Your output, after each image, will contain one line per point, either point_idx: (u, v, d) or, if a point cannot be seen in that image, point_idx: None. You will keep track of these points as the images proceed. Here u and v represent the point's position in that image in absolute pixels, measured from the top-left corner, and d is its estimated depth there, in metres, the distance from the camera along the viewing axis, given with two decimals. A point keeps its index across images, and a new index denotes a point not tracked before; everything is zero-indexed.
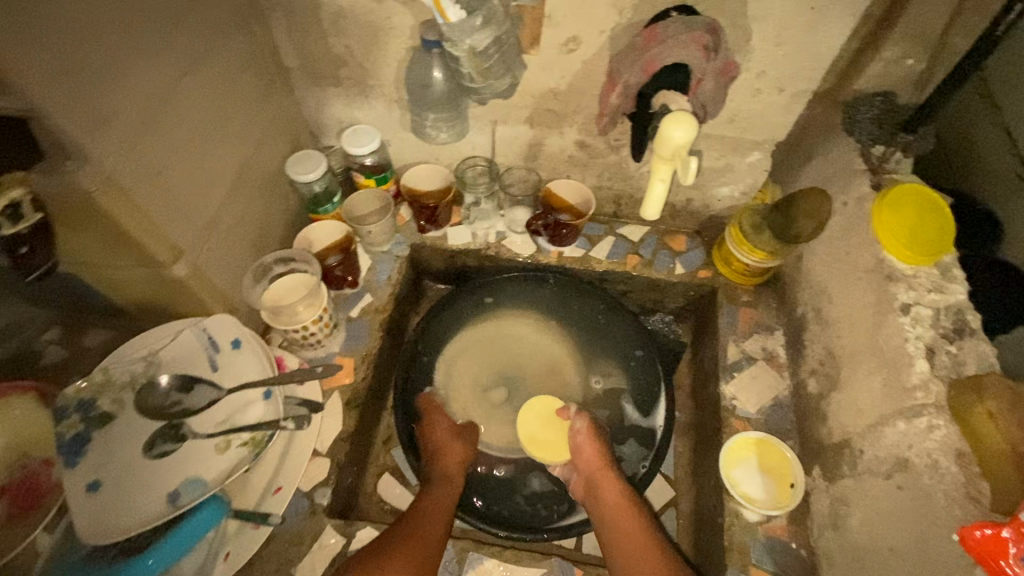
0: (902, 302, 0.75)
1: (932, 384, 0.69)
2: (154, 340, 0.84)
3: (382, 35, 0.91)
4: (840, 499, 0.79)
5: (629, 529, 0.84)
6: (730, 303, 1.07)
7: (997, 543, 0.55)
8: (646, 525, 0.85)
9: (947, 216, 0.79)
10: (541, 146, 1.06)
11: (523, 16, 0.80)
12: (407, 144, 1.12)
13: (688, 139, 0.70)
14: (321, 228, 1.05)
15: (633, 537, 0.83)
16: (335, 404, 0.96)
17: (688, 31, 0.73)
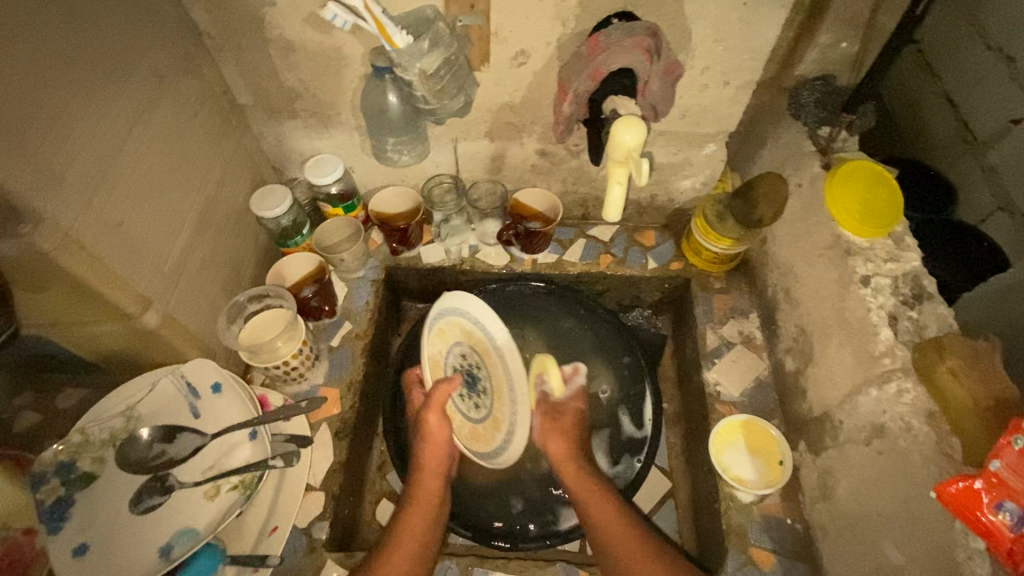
0: (861, 275, 0.79)
1: (898, 350, 0.72)
2: (132, 394, 0.83)
3: (334, 64, 0.92)
4: (827, 470, 0.82)
5: (603, 514, 0.78)
6: (703, 291, 1.10)
7: (971, 495, 0.59)
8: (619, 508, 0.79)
9: (894, 187, 0.83)
10: (504, 158, 1.07)
11: (470, 36, 0.82)
12: (372, 169, 1.13)
13: (639, 141, 0.73)
14: (293, 261, 1.04)
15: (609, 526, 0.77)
16: (324, 436, 0.95)
17: (630, 37, 0.75)
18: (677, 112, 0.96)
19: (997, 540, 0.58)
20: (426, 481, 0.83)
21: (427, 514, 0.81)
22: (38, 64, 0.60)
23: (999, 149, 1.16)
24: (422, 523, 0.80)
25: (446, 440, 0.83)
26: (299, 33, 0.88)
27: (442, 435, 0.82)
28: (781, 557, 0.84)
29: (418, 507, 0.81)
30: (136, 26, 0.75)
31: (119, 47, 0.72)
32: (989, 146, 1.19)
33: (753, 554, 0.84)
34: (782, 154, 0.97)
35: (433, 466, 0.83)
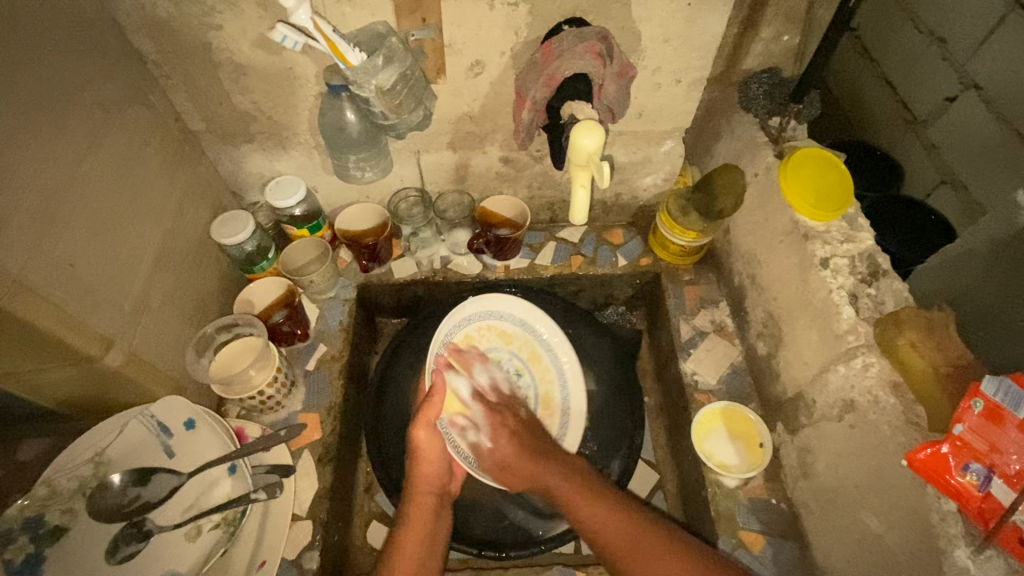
0: (820, 257, 0.82)
1: (860, 327, 0.75)
2: (100, 438, 0.79)
3: (288, 84, 0.91)
4: (805, 448, 0.84)
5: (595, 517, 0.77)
6: (674, 284, 1.12)
7: (940, 460, 0.62)
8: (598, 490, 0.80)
9: (844, 171, 0.86)
10: (468, 168, 1.07)
11: (424, 49, 0.82)
12: (335, 187, 1.11)
13: (597, 146, 0.74)
14: (261, 286, 1.02)
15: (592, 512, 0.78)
16: (306, 464, 0.93)
17: (581, 43, 0.76)
18: (633, 112, 0.98)
19: (966, 500, 0.61)
20: (422, 499, 0.83)
21: (424, 530, 0.81)
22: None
23: (938, 127, 1.23)
24: (420, 545, 0.79)
25: (440, 457, 0.85)
26: (248, 55, 0.86)
27: (433, 450, 0.84)
28: (769, 537, 0.86)
29: (412, 532, 0.80)
30: (75, 58, 0.72)
31: (60, 83, 0.69)
32: (929, 124, 1.25)
33: (742, 537, 0.86)
34: (737, 146, 1.00)
35: (428, 483, 0.85)
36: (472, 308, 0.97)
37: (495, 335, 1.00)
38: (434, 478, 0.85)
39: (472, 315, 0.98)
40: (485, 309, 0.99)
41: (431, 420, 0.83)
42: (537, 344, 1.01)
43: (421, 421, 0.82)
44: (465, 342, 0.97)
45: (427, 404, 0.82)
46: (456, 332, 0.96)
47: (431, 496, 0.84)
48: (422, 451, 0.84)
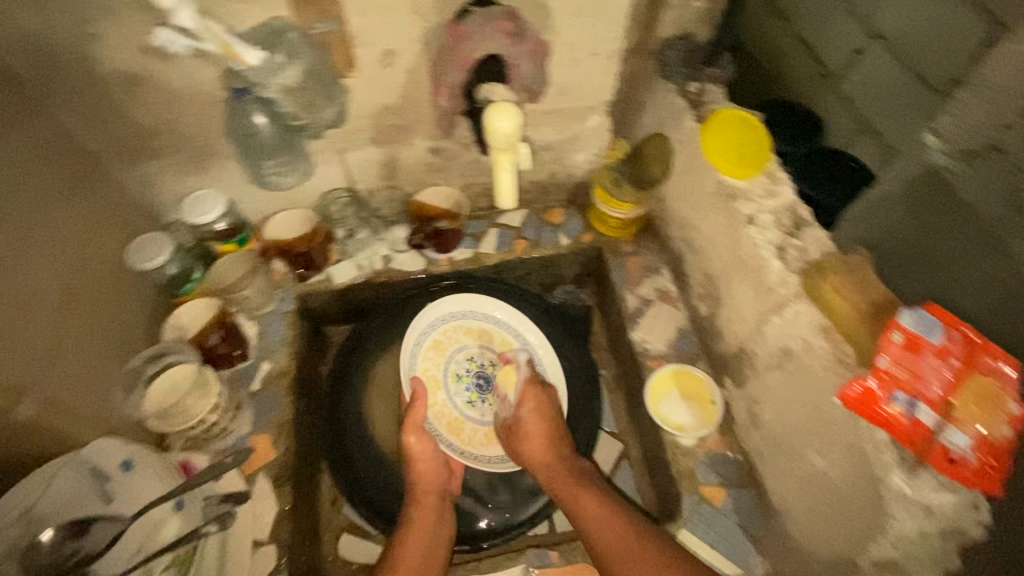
0: (747, 215, 0.84)
1: (789, 277, 0.78)
2: (25, 491, 0.69)
3: (187, 93, 0.85)
4: (752, 400, 0.88)
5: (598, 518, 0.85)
6: (617, 257, 1.13)
7: (869, 395, 0.66)
8: (600, 499, 0.87)
9: (760, 129, 0.87)
10: (396, 162, 1.04)
11: (330, 44, 0.77)
12: (258, 197, 1.06)
13: (516, 126, 0.74)
14: (189, 309, 0.96)
15: (596, 520, 0.85)
16: (263, 487, 0.90)
17: (490, 22, 0.78)
18: (556, 89, 0.97)
19: (895, 428, 0.65)
20: (424, 500, 0.90)
21: (429, 526, 0.87)
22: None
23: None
24: (424, 540, 0.86)
25: (437, 458, 0.95)
26: (138, 64, 0.79)
27: (428, 453, 0.95)
28: (729, 488, 0.90)
29: (419, 526, 0.87)
30: None
31: None
32: None
33: (704, 492, 0.89)
34: (661, 114, 1.01)
35: (429, 483, 0.93)
36: (442, 310, 1.06)
37: (465, 334, 1.08)
38: (433, 477, 0.93)
39: (444, 318, 1.07)
40: (448, 313, 1.07)
41: (418, 423, 0.96)
42: (506, 334, 1.09)
43: (410, 424, 0.95)
44: (436, 347, 1.06)
45: (412, 408, 0.96)
46: (426, 339, 1.05)
47: (435, 496, 0.92)
48: (415, 452, 0.94)
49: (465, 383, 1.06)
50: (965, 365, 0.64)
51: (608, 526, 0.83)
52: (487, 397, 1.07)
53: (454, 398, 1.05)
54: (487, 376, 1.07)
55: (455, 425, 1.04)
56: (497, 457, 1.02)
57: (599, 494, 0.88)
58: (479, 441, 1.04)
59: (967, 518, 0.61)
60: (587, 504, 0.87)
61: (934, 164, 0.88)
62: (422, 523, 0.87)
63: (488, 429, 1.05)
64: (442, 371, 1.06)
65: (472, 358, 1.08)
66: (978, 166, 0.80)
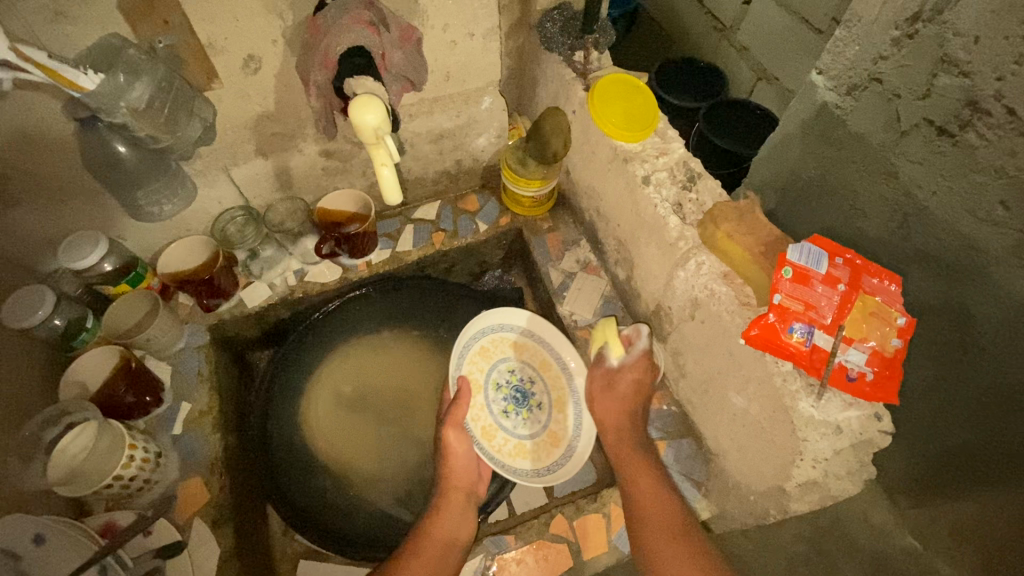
0: (643, 176, 0.86)
1: (687, 232, 0.80)
2: None
3: (31, 129, 0.77)
4: (676, 353, 0.91)
5: (659, 510, 0.76)
6: (536, 235, 1.14)
7: (768, 330, 0.69)
8: (661, 484, 0.79)
9: (646, 91, 0.91)
10: (290, 172, 0.99)
11: (181, 56, 0.73)
12: (145, 230, 0.98)
13: (382, 121, 0.69)
14: (85, 363, 0.88)
15: (654, 505, 0.76)
16: (201, 533, 0.85)
17: (346, 15, 0.71)
18: (441, 75, 0.95)
19: (798, 358, 0.68)
20: (452, 494, 0.86)
21: (452, 522, 0.82)
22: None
23: (743, 30, 1.45)
24: (447, 532, 0.80)
25: (471, 458, 0.90)
26: None
27: (463, 451, 0.90)
28: (668, 441, 0.93)
29: (443, 520, 0.81)
30: None
31: None
32: (735, 28, 1.48)
33: None
34: (552, 87, 1.01)
35: (459, 480, 0.88)
36: (490, 318, 1.00)
37: (509, 346, 1.01)
38: (463, 475, 0.89)
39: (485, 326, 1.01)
40: (496, 322, 1.01)
41: (460, 420, 0.90)
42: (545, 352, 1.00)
43: (451, 419, 0.90)
44: (481, 354, 1.01)
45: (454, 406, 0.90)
46: (471, 345, 1.00)
47: (461, 493, 0.87)
48: (452, 449, 0.89)
49: (503, 394, 1.00)
50: (851, 288, 0.70)
51: (660, 517, 0.75)
52: (523, 411, 1.00)
53: (491, 405, 0.99)
54: (526, 391, 1.01)
55: (488, 430, 0.97)
56: (523, 473, 0.94)
57: (663, 484, 0.79)
58: (509, 452, 0.96)
59: (871, 429, 0.68)
60: (646, 485, 0.78)
61: (824, 102, 0.81)
62: (446, 519, 0.82)
63: (521, 442, 0.98)
64: (484, 377, 1.00)
65: (513, 369, 1.01)
66: (856, 99, 0.76)
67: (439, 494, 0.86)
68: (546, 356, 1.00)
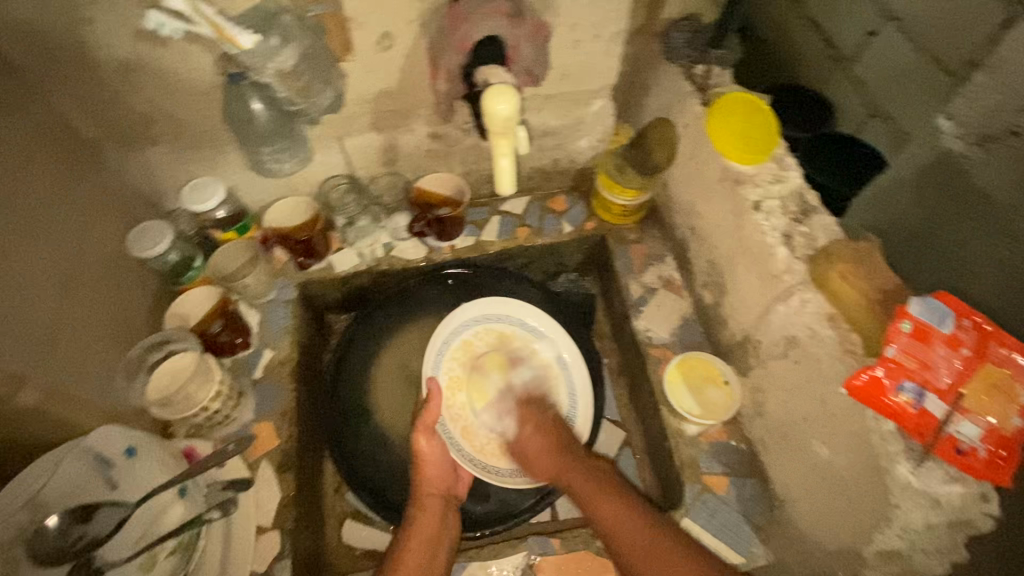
0: (753, 201, 0.82)
1: (795, 265, 0.76)
2: (29, 480, 0.70)
3: (184, 79, 0.84)
4: (757, 389, 0.87)
5: (625, 534, 0.77)
6: (621, 245, 1.12)
7: (875, 384, 0.64)
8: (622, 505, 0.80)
9: (767, 113, 0.86)
10: (396, 149, 1.03)
11: (324, 26, 0.76)
12: (257, 184, 1.05)
13: (514, 110, 0.71)
14: (190, 298, 0.95)
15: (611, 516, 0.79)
16: (267, 474, 0.90)
17: (488, 3, 0.74)
18: (558, 73, 0.96)
19: (903, 418, 0.63)
20: (427, 502, 0.85)
21: (432, 526, 0.82)
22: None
23: (864, 62, 1.11)
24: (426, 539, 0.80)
25: (442, 459, 0.90)
26: (132, 49, 0.78)
27: (437, 454, 0.90)
28: (731, 477, 0.89)
29: (418, 532, 0.80)
30: None
31: None
32: (854, 60, 1.13)
33: (705, 481, 0.89)
34: (666, 98, 0.99)
35: (429, 485, 0.88)
36: (474, 308, 1.03)
37: (494, 339, 1.04)
38: (436, 480, 0.88)
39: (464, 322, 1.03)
40: (478, 316, 1.03)
41: (431, 425, 0.90)
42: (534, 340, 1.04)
43: (421, 425, 0.89)
44: (463, 349, 1.02)
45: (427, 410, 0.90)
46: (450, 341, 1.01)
47: (436, 498, 0.86)
48: (426, 455, 0.89)
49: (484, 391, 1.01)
50: (976, 356, 0.62)
51: (621, 521, 0.78)
52: None
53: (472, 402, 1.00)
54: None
55: (469, 429, 0.98)
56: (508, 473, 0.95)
57: (626, 503, 0.80)
58: (491, 451, 0.97)
59: (973, 510, 0.60)
60: (606, 509, 0.80)
61: (950, 150, 0.98)
62: (422, 527, 0.81)
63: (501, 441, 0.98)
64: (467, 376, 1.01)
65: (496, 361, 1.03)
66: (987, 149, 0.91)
67: (414, 502, 0.85)
68: (537, 348, 1.04)
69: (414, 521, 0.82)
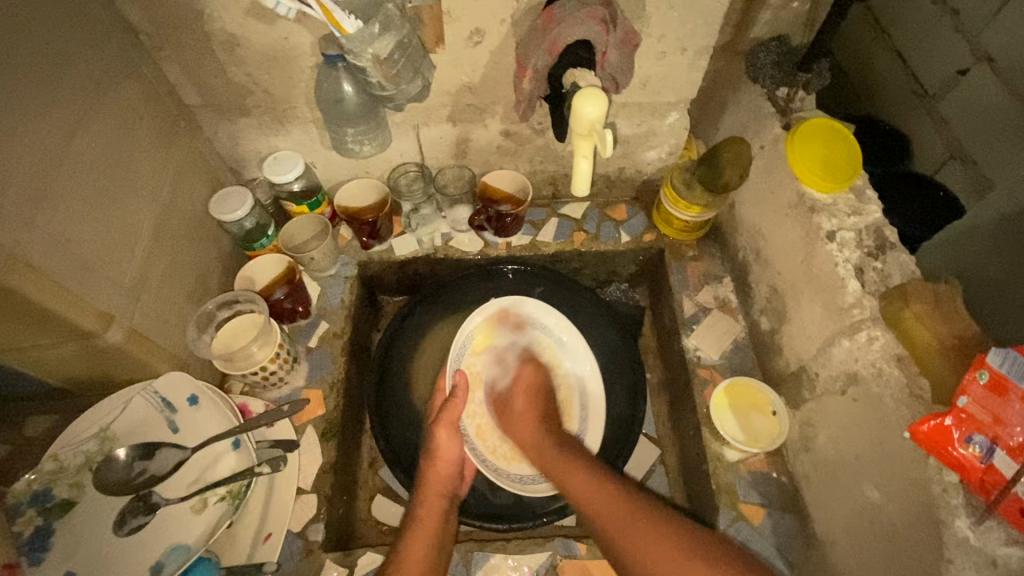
0: (827, 230, 0.80)
1: (865, 300, 0.74)
2: (103, 415, 0.80)
3: (283, 56, 0.89)
4: (807, 422, 0.85)
5: (595, 499, 0.77)
6: (677, 260, 1.10)
7: (942, 431, 0.62)
8: (592, 475, 0.80)
9: (852, 142, 0.85)
10: (468, 142, 1.06)
11: (421, 16, 0.80)
12: (333, 163, 1.10)
13: (601, 113, 0.76)
14: (259, 264, 1.01)
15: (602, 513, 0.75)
16: (311, 439, 0.94)
17: (584, 8, 0.76)
18: (638, 82, 0.97)
19: (968, 472, 0.61)
20: (433, 497, 0.84)
21: (438, 521, 0.81)
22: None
23: (948, 101, 1.19)
24: (432, 533, 0.79)
25: (456, 458, 0.90)
26: (242, 25, 0.84)
27: (450, 451, 0.89)
28: (769, 509, 0.86)
29: (421, 532, 0.79)
30: (64, 29, 0.71)
31: (47, 51, 0.68)
32: (939, 98, 1.21)
33: (742, 510, 0.86)
34: (743, 118, 0.98)
35: (438, 485, 0.86)
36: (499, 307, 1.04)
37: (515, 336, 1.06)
38: (445, 478, 0.87)
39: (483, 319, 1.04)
40: (499, 312, 1.04)
41: (454, 420, 0.92)
42: (555, 345, 1.06)
43: (444, 419, 0.91)
44: (483, 343, 1.04)
45: (448, 405, 0.92)
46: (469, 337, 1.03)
47: (441, 498, 0.85)
48: (442, 449, 0.89)
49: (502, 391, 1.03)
50: None
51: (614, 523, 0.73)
52: None
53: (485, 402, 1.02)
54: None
55: (483, 429, 1.01)
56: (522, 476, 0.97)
57: (595, 474, 0.81)
58: (502, 454, 0.99)
59: None
60: (577, 481, 0.80)
61: None
62: (427, 525, 0.80)
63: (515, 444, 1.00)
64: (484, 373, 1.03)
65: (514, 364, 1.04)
66: None
67: (418, 500, 0.84)
68: (554, 350, 1.06)
69: (418, 519, 0.81)
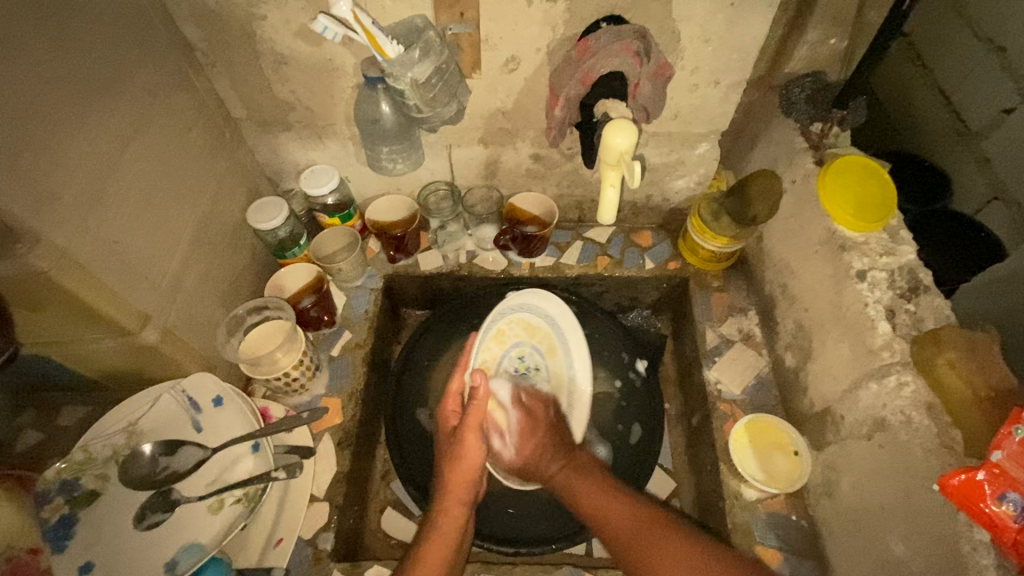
0: (857, 270, 0.79)
1: (896, 343, 0.72)
2: (133, 410, 0.83)
3: (328, 76, 0.93)
4: (830, 466, 0.82)
5: (616, 517, 0.72)
6: (702, 290, 1.09)
7: (973, 487, 0.59)
8: (618, 497, 0.75)
9: (886, 180, 0.83)
10: (498, 163, 1.09)
11: (460, 44, 0.85)
12: (366, 177, 1.13)
13: (630, 144, 0.77)
14: (291, 272, 1.04)
15: (605, 507, 0.74)
16: (326, 448, 0.95)
17: (618, 41, 0.79)
18: (670, 113, 0.99)
19: (1000, 530, 0.57)
20: (454, 508, 0.79)
21: (455, 538, 0.77)
22: (16, 81, 0.59)
23: (993, 139, 1.16)
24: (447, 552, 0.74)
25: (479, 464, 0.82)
26: (290, 44, 0.88)
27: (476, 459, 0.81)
28: (788, 555, 0.83)
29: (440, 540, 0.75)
30: (127, 43, 0.76)
31: (110, 66, 0.72)
32: (984, 136, 1.19)
33: (759, 553, 0.83)
34: (775, 151, 0.97)
35: (461, 491, 0.81)
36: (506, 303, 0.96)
37: (522, 329, 0.98)
38: (468, 482, 0.81)
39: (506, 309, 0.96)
40: (516, 303, 0.96)
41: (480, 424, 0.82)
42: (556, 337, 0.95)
43: (469, 423, 0.81)
44: (495, 338, 0.97)
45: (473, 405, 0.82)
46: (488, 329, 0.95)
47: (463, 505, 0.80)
48: (464, 452, 0.81)
49: None
50: None
51: (620, 512, 0.73)
52: None
53: None
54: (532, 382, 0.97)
55: None
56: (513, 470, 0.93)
57: (628, 501, 0.74)
58: None
59: None
60: (602, 501, 0.75)
61: None
62: (446, 535, 0.76)
63: None
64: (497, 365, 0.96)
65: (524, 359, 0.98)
66: None
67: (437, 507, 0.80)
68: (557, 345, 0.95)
69: (437, 530, 0.77)
